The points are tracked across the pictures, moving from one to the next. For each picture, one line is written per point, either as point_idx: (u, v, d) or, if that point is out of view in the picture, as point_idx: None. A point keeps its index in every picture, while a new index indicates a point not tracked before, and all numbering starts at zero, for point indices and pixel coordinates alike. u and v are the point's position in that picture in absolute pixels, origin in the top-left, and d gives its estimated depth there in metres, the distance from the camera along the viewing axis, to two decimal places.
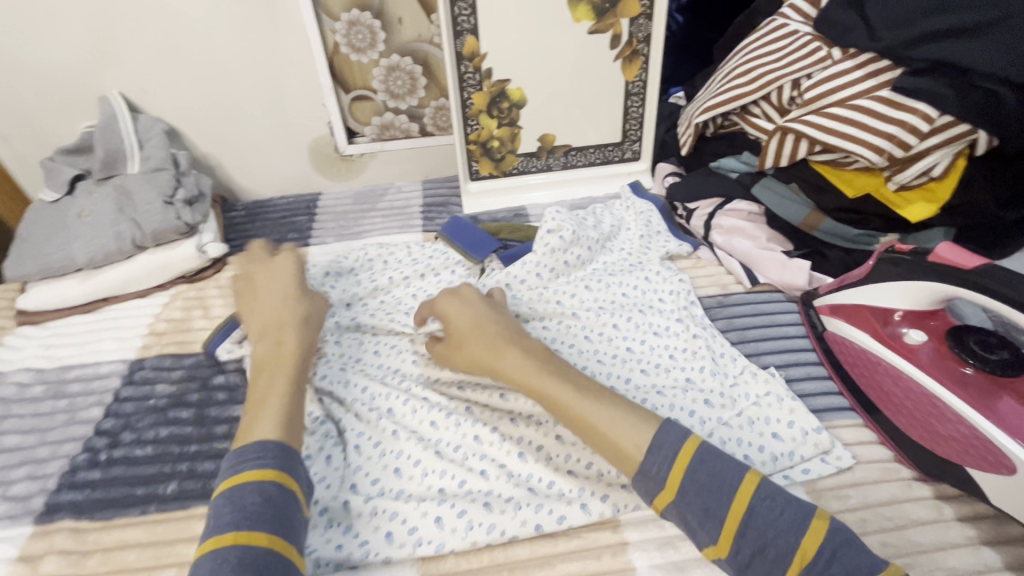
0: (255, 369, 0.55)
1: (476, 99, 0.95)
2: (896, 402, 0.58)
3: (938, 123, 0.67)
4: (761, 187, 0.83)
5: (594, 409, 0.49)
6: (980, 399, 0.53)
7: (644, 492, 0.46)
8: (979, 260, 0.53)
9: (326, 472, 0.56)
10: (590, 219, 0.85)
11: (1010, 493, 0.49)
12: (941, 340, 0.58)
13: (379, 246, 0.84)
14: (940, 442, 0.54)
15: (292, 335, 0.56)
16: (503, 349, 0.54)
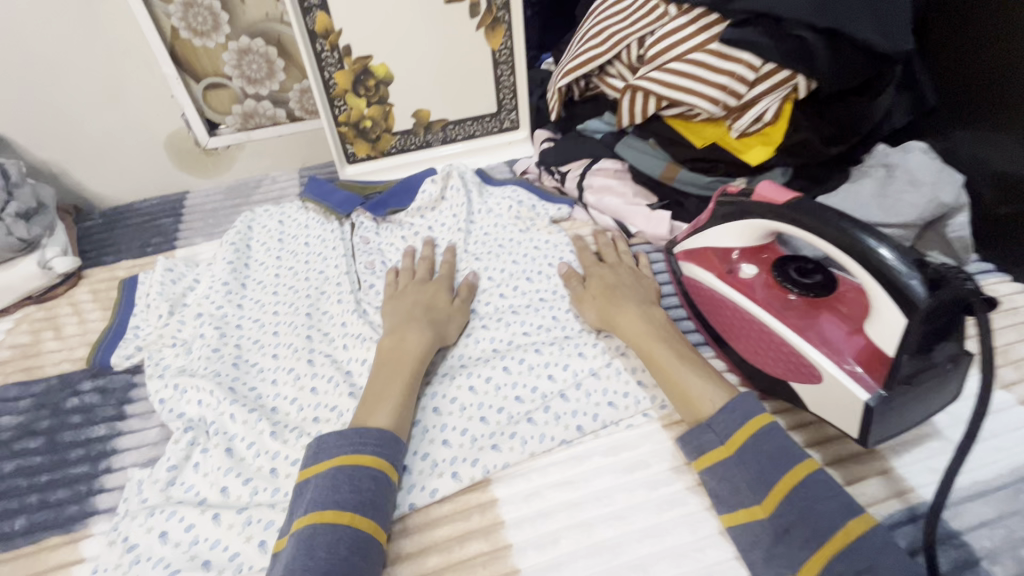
0: (385, 356, 0.60)
1: (339, 79, 0.92)
2: (739, 333, 0.63)
3: (763, 70, 0.72)
4: (624, 145, 0.87)
5: (689, 378, 0.55)
6: (804, 319, 0.58)
7: (693, 446, 0.52)
8: (789, 195, 0.58)
9: (194, 479, 0.55)
10: (476, 196, 0.89)
11: (824, 399, 0.54)
12: (769, 271, 0.63)
13: (292, 247, 0.84)
14: (773, 365, 0.59)
15: (413, 334, 0.62)
16: (625, 311, 0.63)
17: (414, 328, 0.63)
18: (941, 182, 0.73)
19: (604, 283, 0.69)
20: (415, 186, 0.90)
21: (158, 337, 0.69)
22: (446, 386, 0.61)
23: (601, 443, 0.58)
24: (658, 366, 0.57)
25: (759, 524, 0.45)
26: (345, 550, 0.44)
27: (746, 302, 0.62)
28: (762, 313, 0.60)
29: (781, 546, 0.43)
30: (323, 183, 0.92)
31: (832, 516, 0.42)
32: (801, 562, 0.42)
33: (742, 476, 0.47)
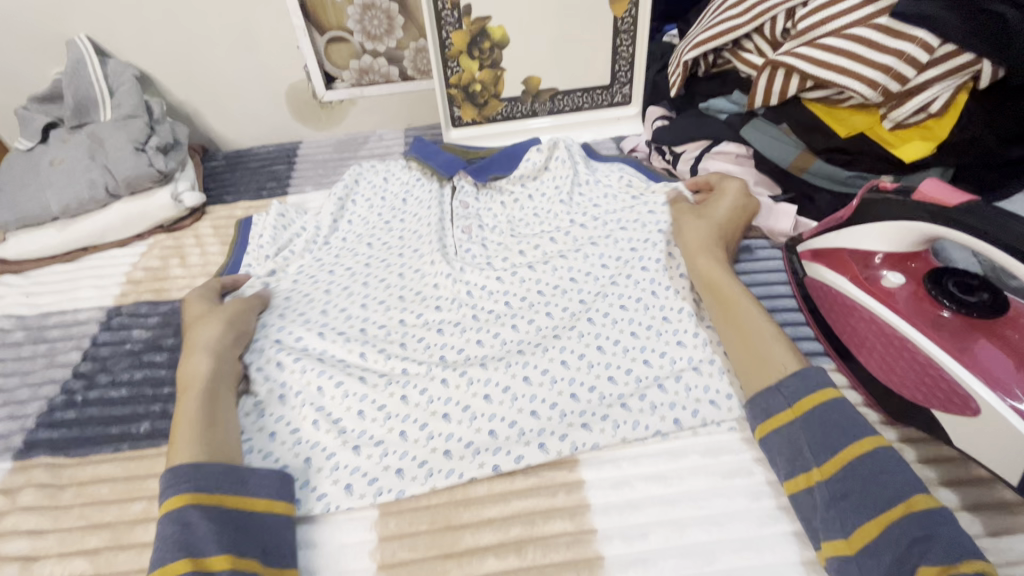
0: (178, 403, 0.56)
1: (455, 39, 0.91)
2: (870, 348, 0.56)
3: (939, 52, 0.62)
4: (750, 127, 0.78)
5: (765, 332, 0.55)
6: (959, 339, 0.50)
7: (760, 409, 0.51)
8: (963, 197, 0.50)
9: (282, 412, 0.57)
10: (584, 167, 0.85)
11: (974, 434, 0.47)
12: (919, 283, 0.55)
13: (391, 202, 0.85)
14: (911, 388, 0.52)
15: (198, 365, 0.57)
16: (720, 255, 0.64)
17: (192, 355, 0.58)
18: None
19: (714, 216, 0.69)
20: (518, 154, 0.87)
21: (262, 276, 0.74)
22: (538, 356, 0.59)
23: (698, 442, 0.54)
24: (732, 312, 0.58)
25: (815, 489, 0.45)
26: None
27: (886, 314, 0.55)
28: (904, 328, 0.53)
29: (835, 509, 0.44)
30: (428, 144, 0.92)
31: (895, 486, 0.43)
32: (855, 526, 0.42)
33: (805, 441, 0.47)
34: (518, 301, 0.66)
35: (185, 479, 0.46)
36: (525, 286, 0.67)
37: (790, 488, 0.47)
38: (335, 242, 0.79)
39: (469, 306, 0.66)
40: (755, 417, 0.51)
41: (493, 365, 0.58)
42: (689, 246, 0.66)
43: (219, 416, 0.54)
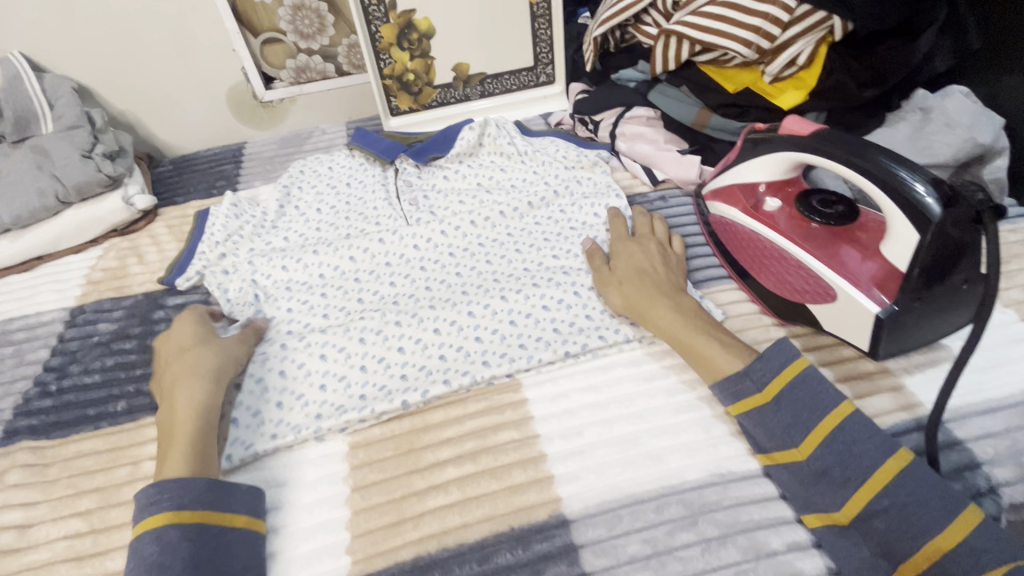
0: (163, 429, 0.54)
1: (385, 33, 0.97)
2: (762, 265, 0.66)
3: (798, 12, 0.73)
4: (657, 93, 0.90)
5: (720, 350, 0.54)
6: (826, 246, 0.60)
7: (731, 392, 0.51)
8: (813, 127, 0.60)
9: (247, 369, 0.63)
10: (521, 140, 0.94)
11: (841, 318, 0.57)
12: (793, 204, 0.65)
13: (340, 184, 0.92)
14: (794, 291, 0.62)
15: (196, 391, 0.55)
16: (653, 298, 0.61)
17: (189, 382, 0.56)
18: (979, 123, 0.72)
19: (632, 271, 0.65)
20: (453, 135, 0.95)
21: (214, 265, 0.78)
22: (480, 296, 0.68)
23: (623, 356, 0.62)
24: (693, 353, 0.56)
25: (796, 464, 0.47)
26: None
27: (769, 233, 0.64)
28: (784, 242, 0.63)
29: (821, 484, 0.45)
30: (369, 133, 0.99)
31: (871, 454, 0.43)
32: (843, 497, 0.44)
33: (777, 419, 0.48)
34: (462, 253, 0.76)
35: (166, 497, 0.46)
36: (467, 241, 0.78)
37: (773, 459, 0.49)
38: (289, 223, 0.85)
39: (418, 263, 0.75)
40: (726, 398, 0.52)
41: (440, 307, 0.68)
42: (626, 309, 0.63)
43: (212, 445, 0.53)
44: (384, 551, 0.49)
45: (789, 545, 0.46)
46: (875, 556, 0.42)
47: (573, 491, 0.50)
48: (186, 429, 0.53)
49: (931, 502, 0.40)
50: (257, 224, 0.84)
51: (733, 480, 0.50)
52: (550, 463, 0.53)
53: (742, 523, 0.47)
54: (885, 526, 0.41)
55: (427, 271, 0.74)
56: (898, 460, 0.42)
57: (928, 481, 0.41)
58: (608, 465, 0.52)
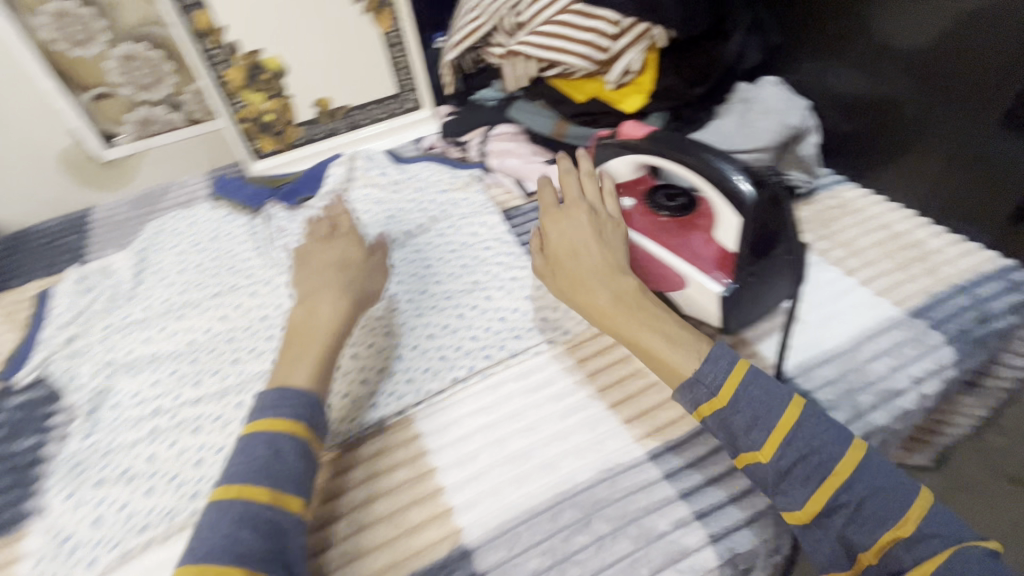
0: (290, 332, 0.60)
1: (232, 76, 0.93)
2: None
3: (624, 25, 0.79)
4: (516, 109, 0.94)
5: (671, 351, 0.52)
6: (675, 236, 0.65)
7: (689, 400, 0.50)
8: (646, 129, 0.65)
9: (107, 462, 0.57)
10: (392, 168, 0.93)
11: (698, 302, 0.62)
12: (644, 202, 0.69)
13: (203, 240, 0.86)
14: (656, 282, 0.65)
15: (324, 305, 0.62)
16: (589, 288, 0.59)
17: (323, 297, 0.63)
18: (789, 108, 0.83)
19: (565, 255, 0.62)
20: (321, 173, 0.93)
21: (62, 351, 0.70)
22: (364, 336, 0.67)
23: (511, 372, 0.62)
24: (636, 345, 0.55)
25: (762, 466, 0.46)
26: (232, 528, 0.43)
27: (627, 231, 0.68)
28: (641, 238, 0.66)
29: (786, 483, 0.45)
30: (232, 181, 0.95)
31: (831, 448, 0.44)
32: (806, 496, 0.44)
33: (739, 421, 0.47)
34: None
35: None
36: (347, 280, 0.76)
37: (740, 462, 0.48)
38: (148, 289, 0.78)
39: (297, 311, 0.72)
40: (688, 405, 0.51)
41: None
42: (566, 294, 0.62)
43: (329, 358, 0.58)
44: None
45: (675, 523, 0.49)
46: (836, 550, 0.43)
47: (472, 518, 0.50)
48: (295, 341, 0.59)
49: (883, 492, 0.43)
50: (111, 298, 0.77)
51: (620, 472, 0.52)
52: (447, 496, 0.52)
53: (632, 512, 0.49)
54: (844, 519, 0.43)
55: (306, 318, 0.71)
56: (855, 453, 0.45)
57: (879, 470, 0.44)
58: (503, 485, 0.52)
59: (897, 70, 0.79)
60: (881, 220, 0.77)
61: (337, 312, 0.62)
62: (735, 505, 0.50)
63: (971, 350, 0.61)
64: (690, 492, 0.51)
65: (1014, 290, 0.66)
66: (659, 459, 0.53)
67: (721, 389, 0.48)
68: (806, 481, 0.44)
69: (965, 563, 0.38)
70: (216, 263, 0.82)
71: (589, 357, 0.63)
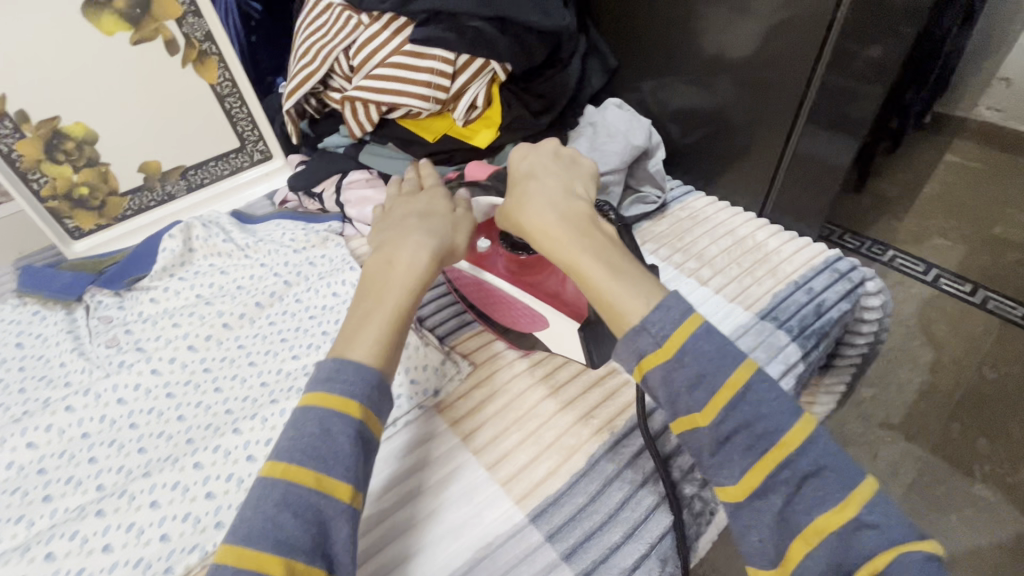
0: (372, 274, 0.55)
1: (24, 149, 0.80)
2: (492, 304, 0.65)
3: (460, 62, 0.78)
4: (367, 153, 0.88)
5: (614, 283, 0.49)
6: (528, 274, 0.62)
7: (631, 352, 0.46)
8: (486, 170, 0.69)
9: None
10: (238, 231, 0.85)
11: (565, 340, 0.59)
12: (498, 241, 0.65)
13: (5, 349, 0.72)
14: (524, 322, 0.62)
15: (408, 248, 0.56)
16: (531, 210, 0.56)
17: (406, 239, 0.56)
18: (632, 128, 0.86)
19: (520, 179, 0.61)
20: (154, 246, 0.82)
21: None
22: (209, 438, 0.58)
23: (388, 447, 0.58)
24: (574, 269, 0.52)
25: (700, 432, 0.43)
26: (273, 512, 0.41)
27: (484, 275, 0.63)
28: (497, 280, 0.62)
29: (723, 451, 0.42)
30: (41, 269, 0.80)
31: (779, 418, 0.41)
32: (744, 469, 0.41)
33: (683, 378, 0.43)
34: (183, 390, 0.65)
35: None
36: (189, 370, 0.67)
37: (678, 428, 0.45)
38: None
39: (126, 419, 0.62)
40: (629, 359, 0.46)
41: (158, 470, 0.56)
42: (511, 222, 0.59)
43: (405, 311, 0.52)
44: None
45: None
46: (764, 541, 0.41)
47: None
48: (381, 288, 0.53)
49: (826, 474, 0.40)
50: None
51: (500, 545, 0.49)
52: None
53: None
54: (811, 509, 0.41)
55: (138, 428, 0.61)
56: (799, 433, 0.41)
57: (825, 451, 0.41)
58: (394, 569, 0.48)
59: (723, 86, 0.84)
60: (726, 226, 0.82)
61: (423, 257, 0.55)
62: (618, 555, 0.48)
63: (812, 344, 0.66)
64: (572, 551, 0.48)
65: (842, 279, 0.72)
66: (539, 520, 0.50)
67: (667, 341, 0.44)
68: (747, 451, 0.41)
69: (901, 571, 0.35)
70: (23, 374, 0.69)
71: (462, 417, 0.60)
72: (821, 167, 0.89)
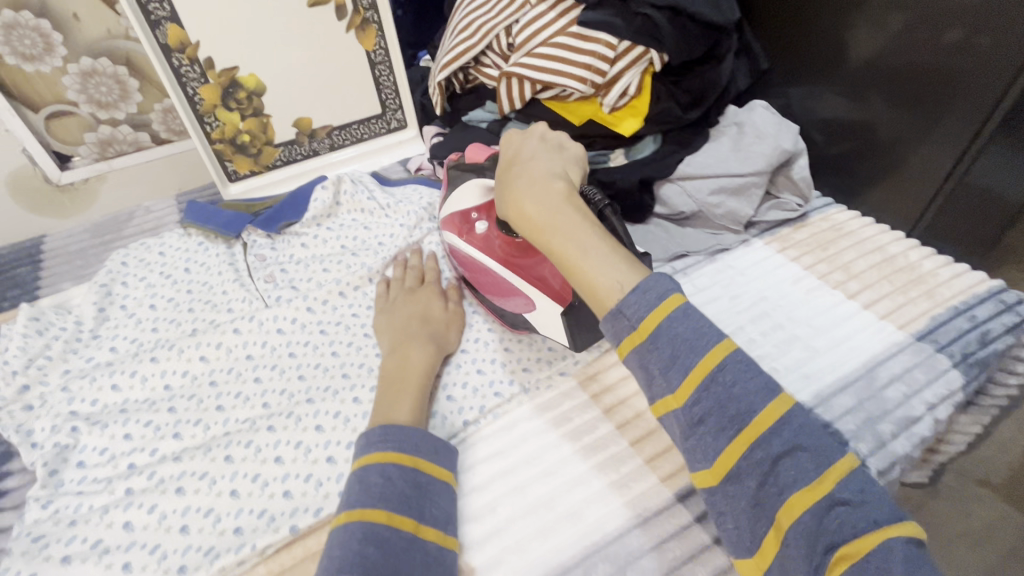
0: (389, 370, 0.59)
1: (205, 94, 0.88)
2: (485, 284, 0.67)
3: (621, 48, 0.78)
4: (509, 130, 0.91)
5: (591, 266, 0.50)
6: (527, 263, 0.63)
7: (611, 334, 0.47)
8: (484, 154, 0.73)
9: (76, 532, 0.51)
10: (379, 191, 0.89)
11: (550, 325, 0.61)
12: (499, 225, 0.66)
13: (174, 272, 0.79)
14: (514, 305, 0.64)
15: (414, 349, 0.60)
16: (516, 195, 0.59)
17: (416, 339, 0.61)
18: (780, 132, 0.84)
19: (508, 167, 0.64)
20: (306, 196, 0.87)
21: (15, 403, 0.62)
22: (363, 378, 0.62)
23: (493, 429, 0.58)
24: (556, 256, 0.53)
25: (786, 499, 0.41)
26: (359, 545, 0.41)
27: (481, 257, 0.65)
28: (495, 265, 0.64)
29: (757, 487, 0.40)
30: (202, 205, 0.86)
31: None
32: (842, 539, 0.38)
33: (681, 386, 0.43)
34: (335, 331, 0.69)
35: None
36: (339, 314, 0.71)
37: (658, 413, 0.45)
38: (113, 328, 0.71)
39: (284, 349, 0.67)
40: (612, 339, 0.47)
41: (319, 398, 0.60)
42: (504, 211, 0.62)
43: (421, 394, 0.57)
44: None
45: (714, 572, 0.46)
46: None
47: None
48: (404, 381, 0.57)
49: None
50: (71, 341, 0.69)
51: (650, 518, 0.49)
52: (467, 555, 0.48)
53: (668, 563, 0.47)
54: None
55: (296, 359, 0.65)
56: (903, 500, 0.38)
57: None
58: (528, 540, 0.48)
59: (884, 99, 0.80)
60: (874, 243, 0.79)
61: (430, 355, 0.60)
62: None
63: (974, 374, 0.62)
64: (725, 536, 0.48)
65: (1009, 310, 0.68)
66: (689, 500, 0.50)
67: (685, 372, 0.43)
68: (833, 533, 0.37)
69: None
70: (190, 297, 0.75)
71: (602, 392, 0.60)
72: (982, 193, 0.83)
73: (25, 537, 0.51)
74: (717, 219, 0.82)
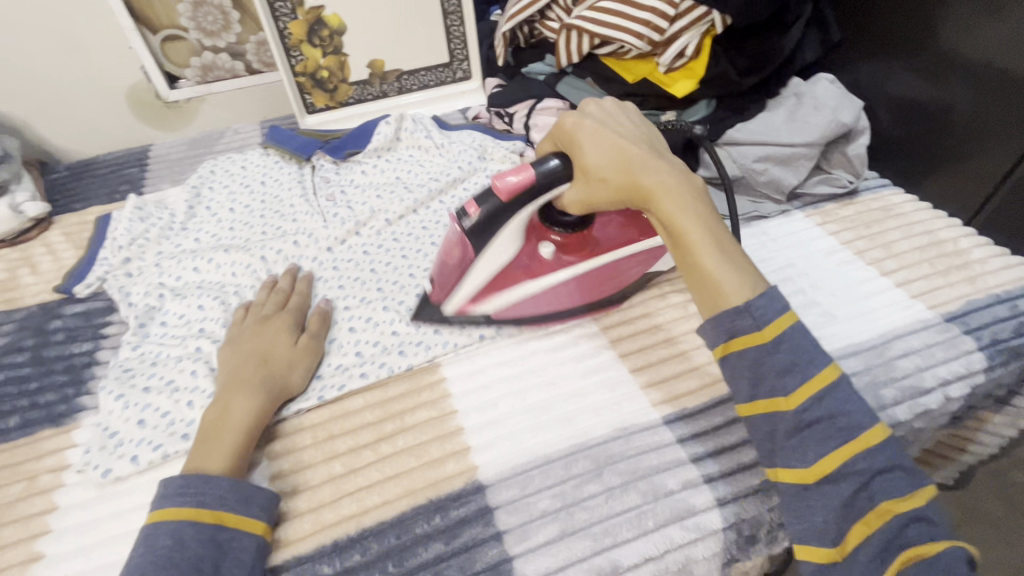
0: (210, 421, 0.52)
1: (293, 29, 0.97)
2: (587, 289, 0.63)
3: (682, 8, 0.79)
4: (565, 85, 0.95)
5: (727, 266, 0.49)
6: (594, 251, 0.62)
7: (723, 330, 0.48)
8: (528, 173, 0.53)
9: (155, 371, 0.62)
10: (437, 132, 0.96)
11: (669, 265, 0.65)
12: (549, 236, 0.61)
13: (251, 184, 0.89)
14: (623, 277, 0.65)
15: (239, 399, 0.53)
16: (642, 171, 0.52)
17: (245, 385, 0.54)
18: (841, 106, 0.81)
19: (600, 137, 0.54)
20: (370, 130, 0.95)
21: (118, 270, 0.75)
22: (394, 292, 0.69)
23: (505, 343, 0.63)
24: (687, 247, 0.51)
25: (780, 415, 0.45)
26: None
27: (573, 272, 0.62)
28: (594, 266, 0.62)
29: (798, 438, 0.44)
30: (283, 130, 0.96)
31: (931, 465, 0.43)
32: (817, 456, 0.43)
33: (774, 380, 0.46)
34: (376, 250, 0.76)
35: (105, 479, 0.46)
36: (382, 237, 0.78)
37: (750, 410, 0.47)
38: (198, 223, 0.82)
39: (332, 260, 0.75)
40: (716, 337, 0.49)
41: (356, 303, 0.68)
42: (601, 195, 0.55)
43: (240, 439, 0.51)
44: (306, 535, 0.49)
45: (683, 484, 0.50)
46: (828, 523, 0.42)
47: (488, 458, 0.52)
48: (226, 431, 0.51)
49: (897, 473, 0.42)
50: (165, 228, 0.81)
51: (635, 432, 0.54)
52: (465, 436, 0.54)
53: (642, 470, 0.51)
54: None
55: (341, 268, 0.73)
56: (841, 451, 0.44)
57: (898, 452, 0.44)
58: (521, 432, 0.54)
59: (964, 79, 0.76)
60: (924, 226, 0.77)
61: (259, 404, 0.53)
62: (744, 474, 0.51)
63: (1000, 361, 0.61)
64: (700, 457, 0.52)
65: None
66: (673, 423, 0.54)
67: (800, 382, 0.45)
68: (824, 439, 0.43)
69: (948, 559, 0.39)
70: (261, 207, 0.85)
71: (611, 326, 0.64)
72: None
73: (118, 369, 0.62)
74: (759, 187, 0.82)
